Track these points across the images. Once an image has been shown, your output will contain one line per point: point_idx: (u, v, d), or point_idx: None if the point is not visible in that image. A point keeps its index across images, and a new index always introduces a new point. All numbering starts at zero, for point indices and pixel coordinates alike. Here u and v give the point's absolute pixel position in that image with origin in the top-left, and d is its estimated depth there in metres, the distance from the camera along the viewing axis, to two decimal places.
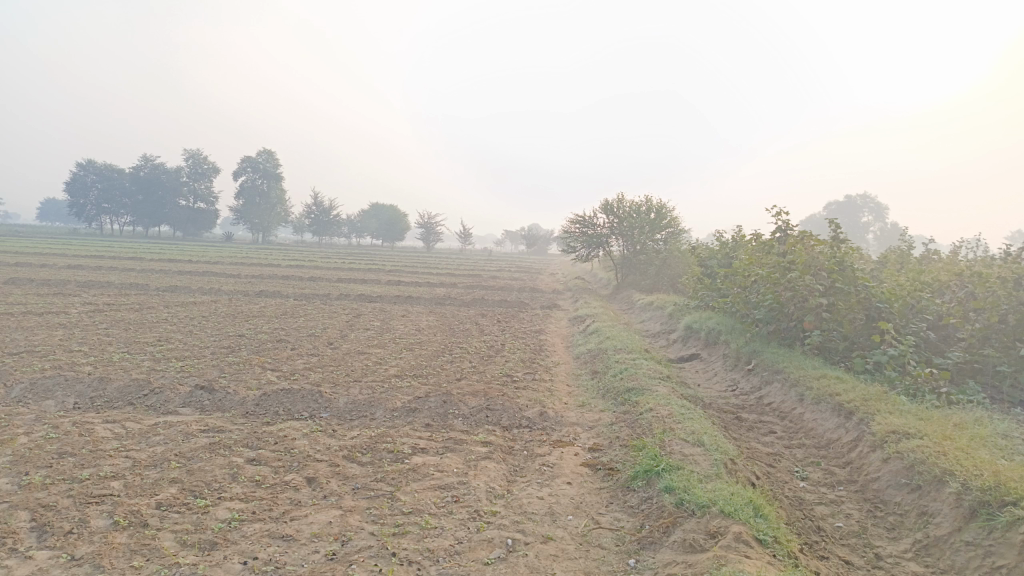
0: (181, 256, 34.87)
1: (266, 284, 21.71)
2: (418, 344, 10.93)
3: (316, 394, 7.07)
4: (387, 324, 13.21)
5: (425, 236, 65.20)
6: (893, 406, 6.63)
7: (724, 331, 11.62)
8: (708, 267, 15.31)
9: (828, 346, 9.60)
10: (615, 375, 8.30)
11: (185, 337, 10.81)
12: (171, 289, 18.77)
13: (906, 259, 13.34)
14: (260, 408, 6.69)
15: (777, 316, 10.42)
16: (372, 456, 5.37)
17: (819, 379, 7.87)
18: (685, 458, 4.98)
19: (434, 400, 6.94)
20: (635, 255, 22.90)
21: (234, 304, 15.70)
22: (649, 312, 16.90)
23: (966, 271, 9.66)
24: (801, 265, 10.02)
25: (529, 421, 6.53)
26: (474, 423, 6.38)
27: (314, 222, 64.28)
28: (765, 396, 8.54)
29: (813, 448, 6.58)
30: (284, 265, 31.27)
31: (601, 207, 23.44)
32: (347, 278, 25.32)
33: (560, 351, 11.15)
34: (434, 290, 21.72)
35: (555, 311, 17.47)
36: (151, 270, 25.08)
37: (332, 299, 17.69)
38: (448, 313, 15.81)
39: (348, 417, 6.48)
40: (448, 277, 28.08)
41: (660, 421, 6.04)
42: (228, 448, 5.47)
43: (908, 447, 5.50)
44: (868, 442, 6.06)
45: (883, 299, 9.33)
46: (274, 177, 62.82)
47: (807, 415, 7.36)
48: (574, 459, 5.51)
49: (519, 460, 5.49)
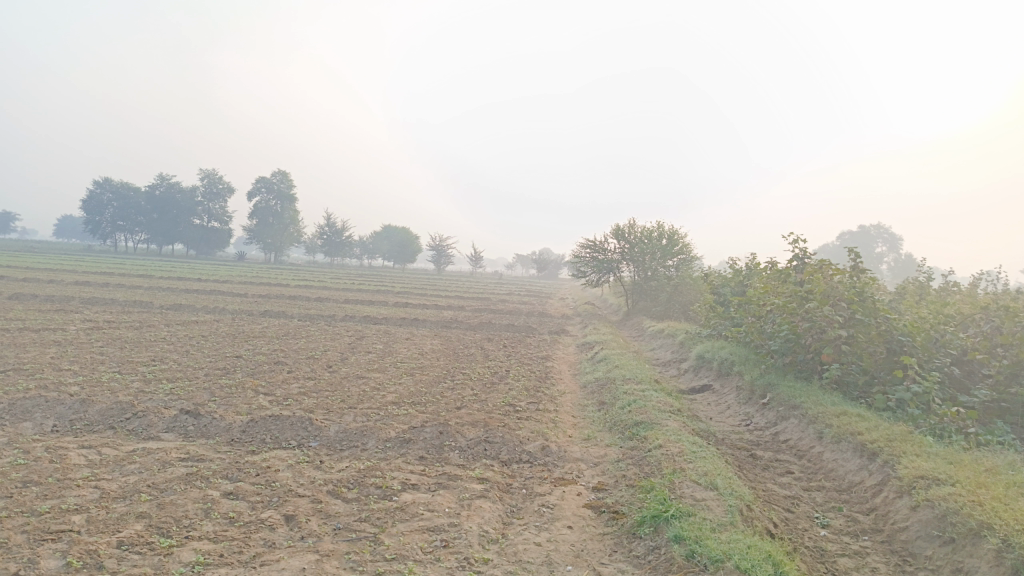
0: (190, 274, 34.84)
1: (272, 303, 21.50)
2: (419, 369, 10.60)
3: (306, 421, 6.71)
4: (390, 347, 12.88)
5: (436, 258, 65.09)
6: (920, 447, 6.19)
7: (737, 362, 11.21)
8: (721, 295, 14.93)
9: (847, 379, 9.16)
10: (623, 407, 7.90)
11: (180, 357, 10.50)
12: (175, 307, 18.59)
13: (925, 290, 12.90)
14: (246, 435, 6.34)
15: (794, 347, 10.00)
16: (359, 492, 5.00)
17: (839, 416, 7.44)
18: (696, 503, 4.58)
19: (431, 430, 6.58)
20: (646, 281, 22.53)
21: (237, 324, 15.42)
22: (660, 341, 16.49)
23: (993, 304, 9.22)
24: (820, 294, 9.61)
25: (530, 456, 6.14)
26: (470, 457, 6.00)
27: (326, 242, 64.35)
28: (780, 433, 8.11)
29: (834, 491, 6.14)
30: (293, 285, 31.09)
31: (612, 232, 23.13)
32: (355, 299, 25.07)
33: (567, 379, 10.77)
34: (442, 313, 21.40)
35: (564, 337, 17.09)
36: (159, 288, 24.90)
37: (337, 320, 17.39)
38: (453, 336, 15.48)
39: (338, 447, 6.12)
40: (457, 300, 27.77)
41: (670, 460, 5.63)
42: (205, 479, 5.12)
43: (939, 494, 5.06)
44: (894, 487, 5.62)
45: (906, 332, 8.89)
46: (287, 197, 63.10)
47: (826, 454, 6.92)
48: (576, 500, 5.11)
49: (517, 499, 5.10)
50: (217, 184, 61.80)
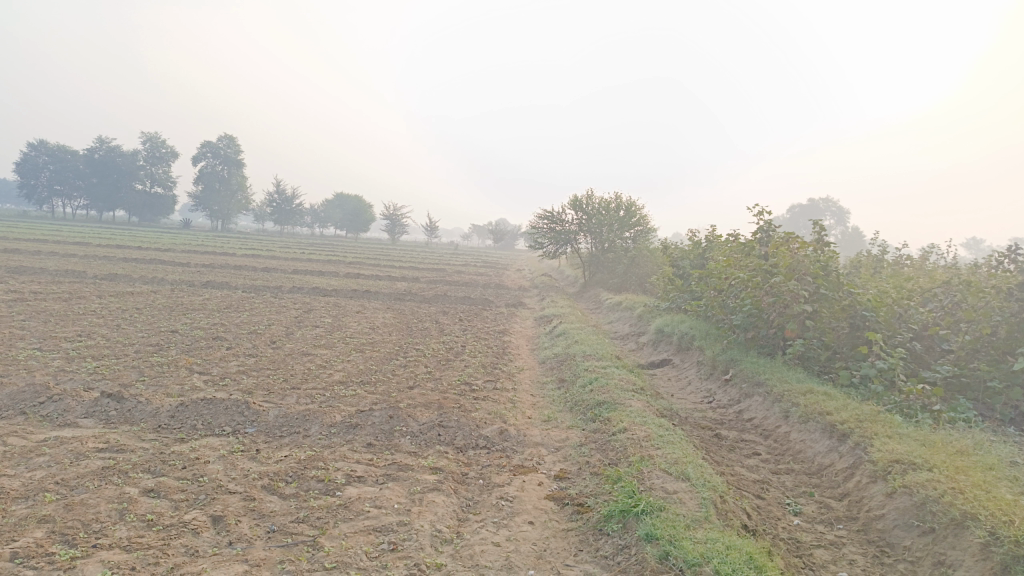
0: (130, 241, 33.34)
1: (217, 273, 20.57)
2: (370, 344, 10.07)
3: (242, 405, 6.15)
4: (340, 321, 12.28)
5: (390, 228, 63.90)
6: (891, 429, 5.97)
7: (698, 337, 10.98)
8: (680, 267, 14.68)
9: (809, 355, 8.97)
10: (584, 386, 7.53)
11: (110, 332, 9.75)
12: (111, 277, 17.57)
13: (880, 263, 12.88)
14: (174, 421, 5.77)
15: (756, 322, 9.78)
16: (298, 487, 4.51)
17: (805, 395, 7.21)
18: (668, 497, 4.23)
19: (380, 414, 6.09)
20: (603, 253, 22.24)
21: (176, 296, 14.58)
22: (618, 313, 16.24)
23: (954, 278, 9.11)
24: (785, 268, 9.34)
25: (487, 441, 5.72)
26: (423, 444, 5.55)
27: (276, 210, 62.52)
28: (745, 411, 7.87)
29: (804, 475, 5.89)
30: (242, 254, 29.95)
31: (570, 202, 22.72)
32: (305, 269, 24.21)
33: (525, 355, 10.38)
34: (395, 285, 20.76)
35: (521, 310, 16.69)
36: (96, 257, 23.63)
37: (284, 292, 16.65)
38: (406, 309, 14.93)
39: (277, 434, 5.61)
40: (411, 271, 27.11)
41: (637, 445, 5.28)
42: (123, 474, 4.55)
43: (916, 480, 4.81)
44: (867, 471, 5.39)
45: (870, 307, 8.69)
46: (235, 163, 60.98)
47: (794, 435, 6.69)
48: (537, 491, 4.72)
49: (473, 492, 4.68)
50: (158, 149, 59.50)
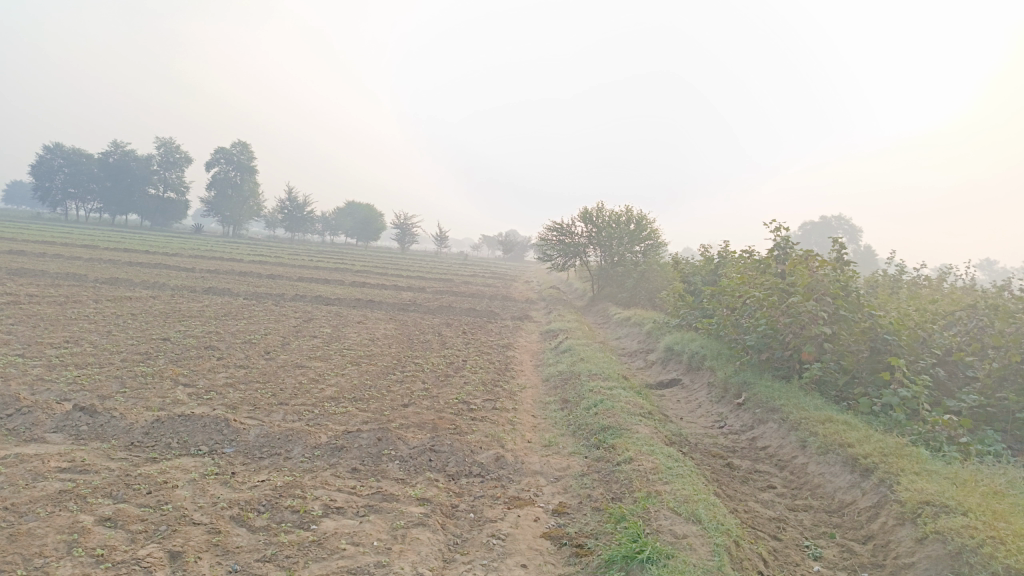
0: (137, 244, 33.23)
1: (220, 279, 20.28)
2: (367, 357, 9.71)
3: (222, 422, 5.77)
4: (339, 331, 11.93)
5: (400, 237, 63.71)
6: (919, 464, 5.52)
7: (709, 356, 10.56)
8: (691, 283, 14.23)
9: (826, 379, 8.53)
10: (588, 408, 7.11)
11: (99, 339, 9.41)
12: (111, 280, 17.29)
13: (899, 283, 12.42)
14: (148, 439, 5.40)
15: (770, 343, 9.34)
16: (270, 519, 4.11)
17: (823, 423, 6.77)
18: (676, 542, 3.80)
19: (368, 435, 5.69)
20: (612, 266, 21.82)
21: (174, 301, 14.27)
22: (626, 328, 15.82)
23: (979, 302, 8.65)
24: (803, 287, 8.90)
25: (481, 468, 5.32)
26: (412, 470, 5.15)
27: (287, 217, 62.44)
28: (758, 438, 7.44)
29: (824, 513, 5.45)
30: (248, 260, 29.74)
31: (580, 215, 22.35)
32: (310, 277, 23.88)
33: (528, 371, 9.98)
34: (400, 294, 20.40)
35: (527, 324, 16.27)
36: (101, 260, 23.37)
37: (286, 299, 16.31)
38: (409, 320, 14.56)
39: (257, 455, 5.24)
40: (418, 280, 26.73)
41: (643, 478, 4.86)
42: (81, 499, 4.17)
43: (950, 526, 4.36)
44: (894, 512, 4.95)
45: (891, 330, 8.24)
46: (248, 169, 61.08)
47: (812, 467, 6.25)
48: (532, 528, 4.31)
49: (461, 528, 4.27)
50: (174, 154, 59.71)
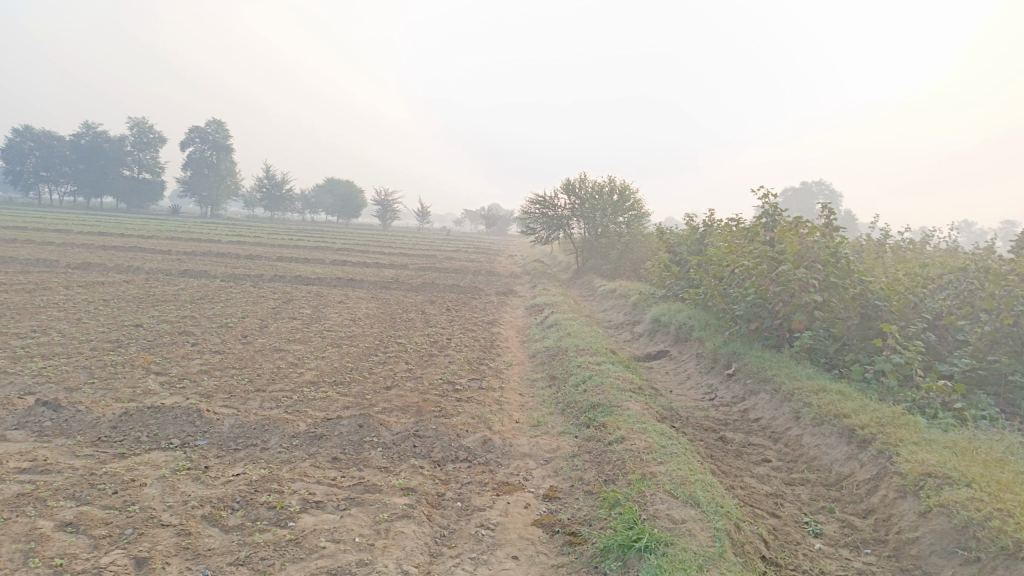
0: (113, 228, 32.45)
1: (197, 261, 19.80)
2: (347, 338, 9.44)
3: (195, 412, 5.50)
4: (319, 312, 11.63)
5: (381, 213, 62.98)
6: (916, 434, 5.38)
7: (696, 327, 10.40)
8: (676, 253, 14.04)
9: (817, 347, 8.39)
10: (577, 386, 6.91)
11: (68, 328, 9.06)
12: (84, 265, 16.79)
13: (885, 248, 12.29)
14: (116, 433, 5.13)
15: (759, 312, 9.18)
16: (244, 517, 3.88)
17: (817, 393, 6.62)
18: (675, 528, 3.62)
19: (349, 421, 5.45)
20: (596, 238, 21.57)
21: (149, 286, 13.85)
22: (612, 301, 15.63)
23: (969, 265, 8.51)
24: (793, 255, 8.71)
25: (467, 453, 5.11)
26: (395, 457, 4.93)
27: (265, 196, 61.47)
28: (750, 410, 7.29)
29: (821, 487, 5.30)
30: (225, 241, 29.15)
31: (563, 186, 22.02)
32: (290, 256, 23.43)
33: (514, 348, 9.76)
34: (381, 272, 20.06)
35: (511, 299, 16.03)
36: (74, 244, 22.74)
37: (265, 280, 15.94)
38: (391, 299, 14.26)
39: (231, 447, 4.99)
40: (400, 257, 26.38)
41: (636, 458, 4.67)
42: (41, 503, 3.90)
43: (954, 499, 4.21)
44: (894, 484, 4.80)
45: (882, 296, 8.09)
46: (223, 148, 59.96)
47: (807, 439, 6.09)
48: (522, 515, 4.10)
49: (448, 519, 4.06)
50: (147, 135, 58.47)
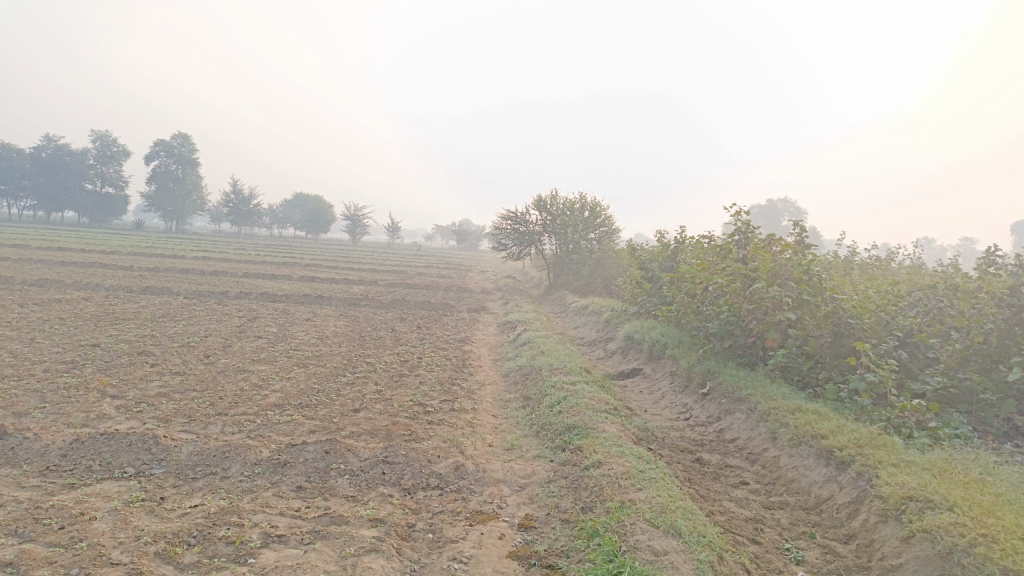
0: (74, 243, 31.62)
1: (161, 277, 19.29)
2: (315, 357, 9.18)
3: (151, 438, 5.23)
4: (286, 330, 11.33)
5: (351, 228, 62.44)
6: (895, 455, 5.32)
7: (670, 345, 10.33)
8: (648, 270, 14.01)
9: (791, 365, 8.35)
10: (551, 407, 6.75)
11: (20, 348, 8.66)
12: (40, 282, 16.23)
13: (854, 264, 12.39)
14: (66, 462, 4.84)
15: (733, 329, 9.14)
16: (201, 554, 3.63)
17: (793, 413, 6.55)
18: (657, 560, 3.47)
19: (315, 447, 5.22)
20: (568, 254, 21.52)
21: (109, 303, 13.41)
22: (584, 317, 15.55)
23: (939, 282, 8.57)
24: (766, 273, 8.69)
25: (439, 480, 4.92)
26: (363, 485, 4.72)
27: (233, 211, 60.60)
28: (726, 430, 7.20)
29: (800, 511, 5.20)
30: (190, 256, 28.56)
31: (534, 203, 21.97)
32: (258, 272, 22.98)
33: (486, 367, 9.58)
34: (350, 288, 19.75)
35: (483, 316, 15.86)
36: (32, 260, 22.03)
37: (230, 297, 15.55)
38: (360, 316, 14.00)
39: (190, 476, 4.73)
40: (369, 273, 26.07)
41: (614, 484, 4.52)
42: None
43: (937, 524, 4.13)
44: (875, 508, 4.72)
45: (855, 314, 8.08)
46: (190, 162, 59.06)
47: (784, 460, 6.01)
48: (497, 547, 3.92)
49: (419, 552, 3.86)
50: (111, 148, 57.33)
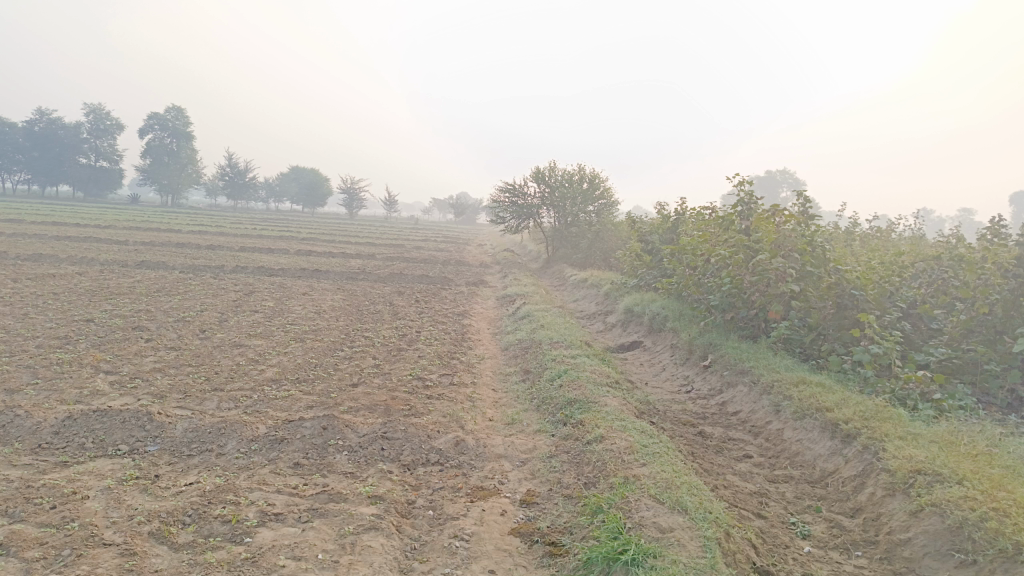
0: (69, 217, 31.34)
1: (156, 252, 19.10)
2: (312, 332, 9.07)
3: (146, 415, 5.13)
4: (283, 305, 11.21)
5: (347, 202, 62.03)
6: (901, 428, 5.24)
7: (671, 317, 10.23)
8: (648, 242, 13.86)
9: (793, 337, 8.26)
10: (552, 381, 6.65)
11: (14, 324, 8.53)
12: (35, 256, 16.06)
13: (856, 236, 12.24)
14: (58, 440, 4.75)
15: (735, 302, 9.03)
16: (196, 533, 3.55)
17: (797, 386, 6.47)
18: (663, 538, 3.39)
19: (312, 423, 5.12)
20: (566, 227, 21.32)
21: (104, 278, 13.25)
22: (583, 291, 15.43)
23: (944, 252, 8.44)
24: (770, 244, 8.57)
25: (439, 455, 4.83)
26: (362, 462, 4.63)
27: (228, 184, 60.10)
28: (728, 403, 7.12)
29: (805, 484, 5.14)
30: (185, 230, 28.32)
31: (532, 175, 21.73)
32: (254, 246, 22.78)
33: (485, 341, 9.49)
34: (348, 262, 19.59)
35: (482, 289, 15.73)
36: (26, 234, 21.80)
37: (226, 272, 15.40)
38: (358, 290, 13.87)
39: (185, 453, 4.65)
40: (367, 247, 25.89)
41: (618, 459, 4.44)
42: None
43: (947, 498, 4.06)
44: (882, 482, 4.65)
45: (859, 285, 7.97)
46: (184, 136, 58.47)
47: (788, 433, 5.93)
48: (499, 524, 3.84)
49: (419, 530, 3.78)
50: (104, 121, 56.71)
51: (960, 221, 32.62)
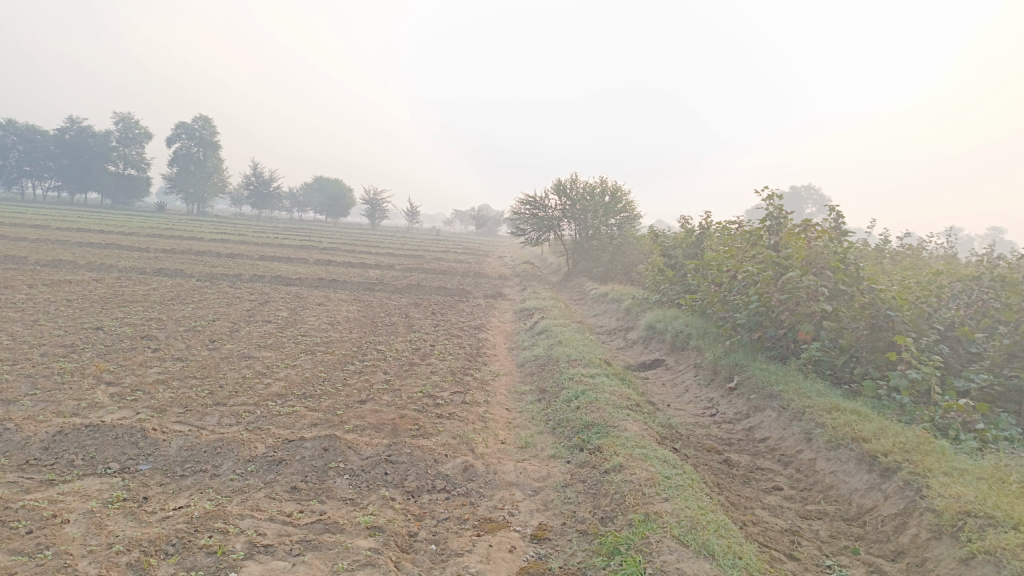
0: (94, 224, 31.60)
1: (174, 259, 19.05)
2: (324, 344, 8.84)
3: (141, 431, 4.89)
4: (296, 315, 11.00)
5: (370, 212, 62.19)
6: (945, 462, 4.84)
7: (694, 335, 9.86)
8: (671, 257, 13.49)
9: (824, 359, 7.85)
10: (570, 401, 6.33)
11: (22, 331, 8.38)
12: (55, 262, 16.05)
13: (888, 253, 11.78)
14: (48, 456, 4.52)
15: (763, 320, 8.64)
16: (178, 566, 3.27)
17: (830, 412, 6.08)
18: None
19: (313, 444, 4.84)
20: (587, 240, 20.99)
21: (120, 285, 13.14)
22: (603, 305, 15.09)
23: (985, 272, 7.99)
24: (801, 261, 8.20)
25: (446, 482, 4.53)
26: (363, 488, 4.34)
27: (253, 194, 60.53)
28: (756, 429, 6.74)
29: (841, 522, 4.76)
30: (206, 238, 28.37)
31: (554, 187, 21.43)
32: (273, 255, 22.72)
33: (502, 356, 9.18)
34: (366, 273, 19.40)
35: (500, 303, 15.43)
36: (49, 240, 21.92)
37: (243, 280, 15.26)
38: (373, 301, 13.65)
39: (178, 473, 4.40)
40: (386, 257, 25.76)
41: (637, 492, 4.10)
42: None
43: (1003, 545, 3.66)
44: (927, 523, 4.26)
45: (895, 305, 7.56)
46: (211, 145, 59.12)
47: (821, 464, 5.55)
48: (507, 562, 3.52)
49: (420, 567, 3.47)
50: (132, 130, 57.38)
51: (995, 240, 31.77)
